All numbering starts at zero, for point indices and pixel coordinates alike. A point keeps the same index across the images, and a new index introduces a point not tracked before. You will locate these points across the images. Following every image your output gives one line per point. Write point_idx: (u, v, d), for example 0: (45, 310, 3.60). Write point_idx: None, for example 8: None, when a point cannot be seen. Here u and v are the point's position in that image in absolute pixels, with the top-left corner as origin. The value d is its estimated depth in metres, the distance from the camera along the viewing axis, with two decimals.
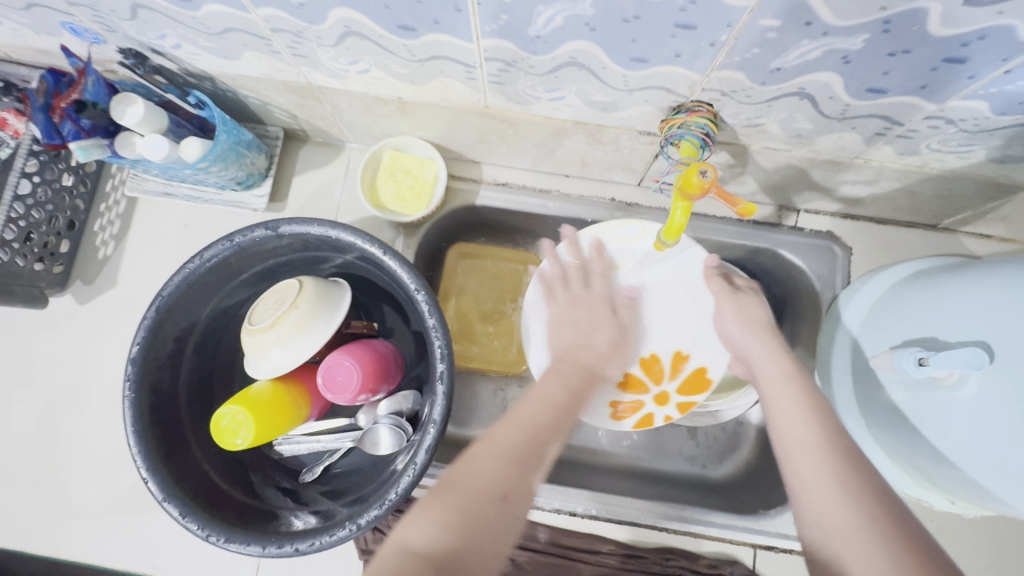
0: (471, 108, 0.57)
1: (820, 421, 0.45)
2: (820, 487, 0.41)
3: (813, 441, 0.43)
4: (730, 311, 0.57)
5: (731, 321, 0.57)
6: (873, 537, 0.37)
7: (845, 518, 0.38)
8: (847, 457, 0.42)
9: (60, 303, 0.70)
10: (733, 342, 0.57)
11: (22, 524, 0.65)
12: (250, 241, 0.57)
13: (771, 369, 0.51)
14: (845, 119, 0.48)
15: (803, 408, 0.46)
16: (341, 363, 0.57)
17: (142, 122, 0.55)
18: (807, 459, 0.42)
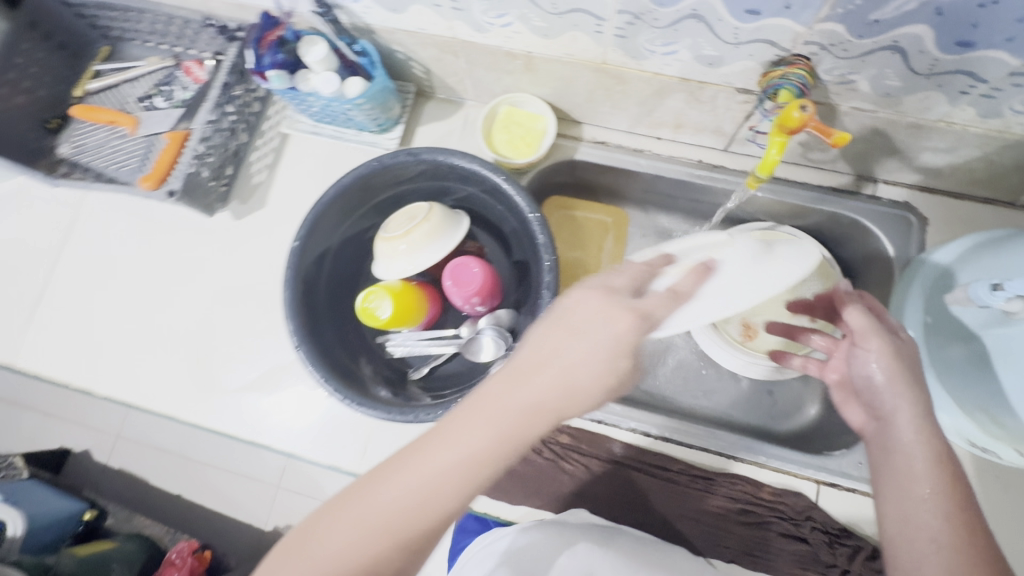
0: (589, 64, 0.67)
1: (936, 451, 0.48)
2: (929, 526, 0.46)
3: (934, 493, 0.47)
4: (881, 356, 0.51)
5: (880, 362, 0.51)
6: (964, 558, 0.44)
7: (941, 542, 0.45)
8: (957, 489, 0.47)
9: (221, 217, 0.84)
10: (871, 385, 0.53)
11: (175, 393, 0.78)
12: (393, 164, 0.68)
13: (913, 416, 0.50)
14: (932, 76, 0.54)
15: (923, 431, 0.49)
16: (467, 264, 0.71)
17: (320, 61, 0.68)
18: (916, 490, 0.47)
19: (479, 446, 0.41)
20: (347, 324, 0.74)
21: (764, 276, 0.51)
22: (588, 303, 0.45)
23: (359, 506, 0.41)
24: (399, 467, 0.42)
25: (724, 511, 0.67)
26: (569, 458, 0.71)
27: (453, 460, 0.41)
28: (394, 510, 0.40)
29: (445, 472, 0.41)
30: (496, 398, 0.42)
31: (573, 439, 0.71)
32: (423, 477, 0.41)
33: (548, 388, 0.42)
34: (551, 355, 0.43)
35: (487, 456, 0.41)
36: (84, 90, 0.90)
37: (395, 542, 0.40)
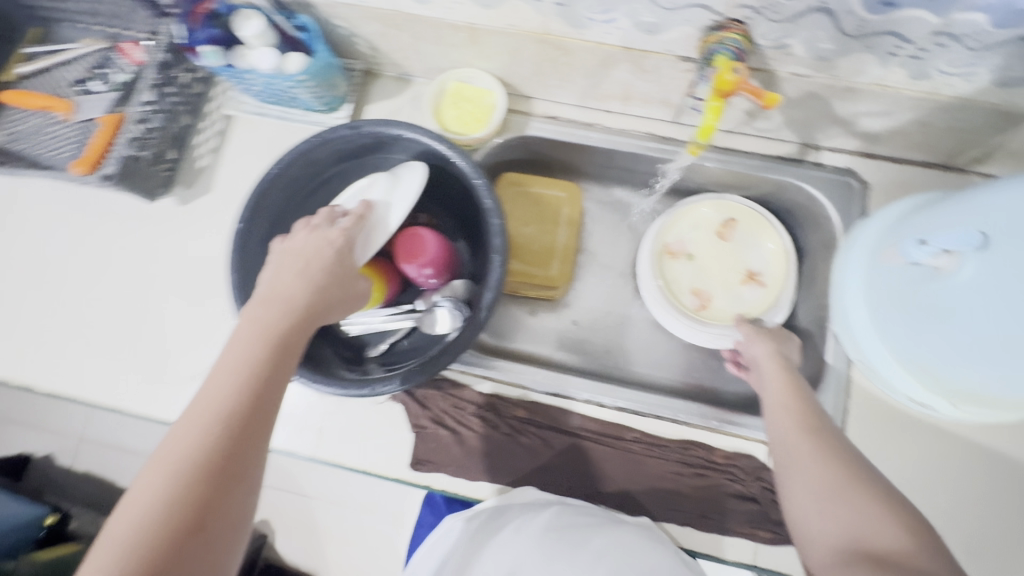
0: (532, 35, 0.66)
1: (791, 390, 0.61)
2: (793, 440, 0.56)
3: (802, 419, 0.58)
4: (757, 342, 0.69)
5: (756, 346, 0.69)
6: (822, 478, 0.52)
7: (808, 451, 0.54)
8: (809, 414, 0.58)
9: (165, 203, 0.81)
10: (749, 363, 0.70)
11: (122, 385, 0.76)
12: (334, 138, 0.67)
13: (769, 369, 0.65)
14: (862, 38, 0.55)
15: (782, 383, 0.62)
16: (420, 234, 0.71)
17: (256, 36, 0.65)
18: (785, 419, 0.58)
19: (239, 363, 0.49)
20: None
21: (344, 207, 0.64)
22: (290, 241, 0.59)
23: (176, 437, 0.45)
24: (198, 401, 0.47)
25: (679, 476, 0.69)
26: (526, 432, 0.71)
27: (246, 370, 0.48)
28: (207, 428, 0.45)
29: (234, 387, 0.47)
30: (246, 326, 0.52)
31: (530, 413, 0.72)
32: (229, 395, 0.47)
33: (257, 311, 0.53)
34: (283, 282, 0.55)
35: (249, 369, 0.48)
36: (13, 74, 0.85)
37: (207, 431, 0.45)
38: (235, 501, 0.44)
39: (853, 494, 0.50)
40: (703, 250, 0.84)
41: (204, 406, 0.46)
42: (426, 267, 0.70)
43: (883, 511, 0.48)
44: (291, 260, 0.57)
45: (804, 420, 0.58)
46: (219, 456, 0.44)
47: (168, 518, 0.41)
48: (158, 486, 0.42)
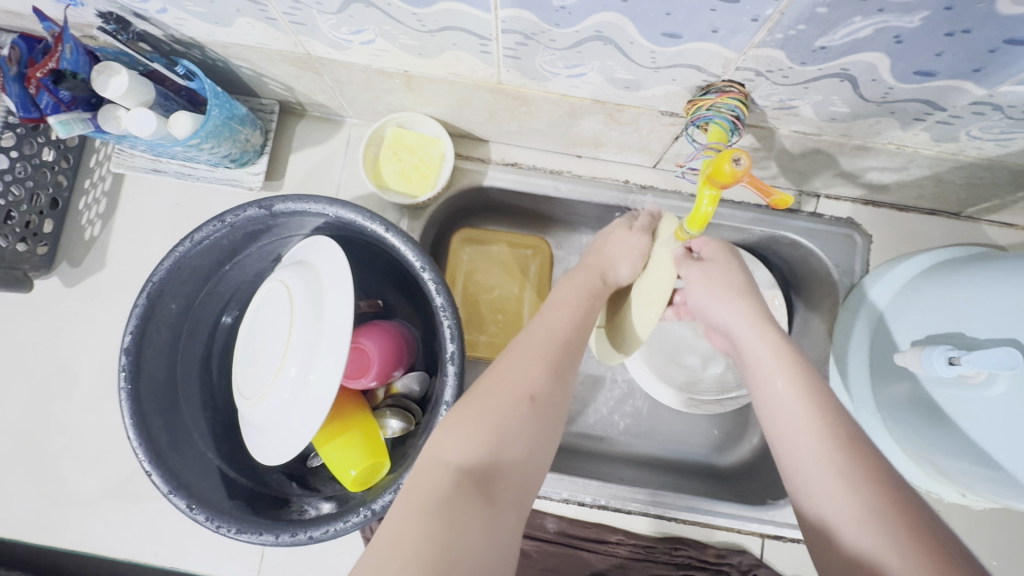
0: (483, 84, 0.54)
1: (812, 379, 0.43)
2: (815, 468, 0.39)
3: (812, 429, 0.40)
4: (699, 283, 0.53)
5: (700, 288, 0.53)
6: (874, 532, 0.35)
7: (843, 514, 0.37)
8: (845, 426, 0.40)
9: (47, 285, 0.67)
10: (708, 315, 0.53)
11: (17, 512, 0.64)
12: (242, 220, 0.54)
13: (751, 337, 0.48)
14: (884, 103, 0.45)
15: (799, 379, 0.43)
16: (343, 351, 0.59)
17: (126, 94, 0.51)
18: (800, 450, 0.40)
19: (575, 296, 0.51)
20: (225, 409, 0.62)
21: (272, 313, 0.55)
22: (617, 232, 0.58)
23: (536, 331, 0.47)
24: (544, 315, 0.49)
25: None
26: None
27: (582, 302, 0.51)
28: (508, 383, 0.42)
29: (537, 353, 0.44)
30: (570, 282, 0.53)
31: None
32: (569, 312, 0.49)
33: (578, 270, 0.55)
34: (601, 257, 0.56)
35: (584, 300, 0.51)
36: None
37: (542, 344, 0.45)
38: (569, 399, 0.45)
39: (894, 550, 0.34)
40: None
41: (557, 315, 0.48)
42: (374, 382, 0.58)
43: None
44: (616, 250, 0.56)
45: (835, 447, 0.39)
46: (550, 355, 0.45)
47: (555, 388, 0.43)
48: (512, 376, 0.42)
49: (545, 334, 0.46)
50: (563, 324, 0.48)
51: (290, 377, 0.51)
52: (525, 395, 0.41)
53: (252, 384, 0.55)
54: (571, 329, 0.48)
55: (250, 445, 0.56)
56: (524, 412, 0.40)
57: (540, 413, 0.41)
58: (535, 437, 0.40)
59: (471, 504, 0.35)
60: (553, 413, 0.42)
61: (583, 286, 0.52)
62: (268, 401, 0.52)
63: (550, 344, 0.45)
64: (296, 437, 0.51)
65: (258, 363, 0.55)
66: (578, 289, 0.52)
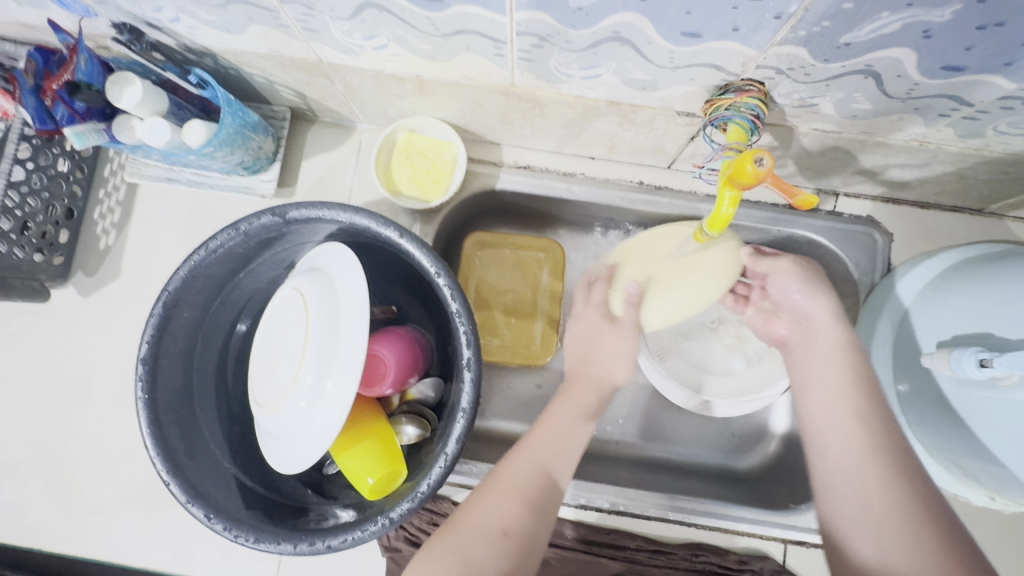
0: (496, 87, 0.53)
1: (866, 393, 0.46)
2: (845, 460, 0.44)
3: (848, 380, 0.47)
4: (795, 282, 0.53)
5: (790, 284, 0.53)
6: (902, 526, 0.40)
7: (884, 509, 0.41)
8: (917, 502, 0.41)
9: (63, 295, 0.67)
10: (791, 306, 0.54)
11: (38, 522, 0.64)
12: (257, 228, 0.54)
13: (820, 342, 0.50)
14: (909, 99, 0.44)
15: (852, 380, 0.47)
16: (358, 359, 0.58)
17: (140, 104, 0.51)
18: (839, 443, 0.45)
19: (568, 408, 0.51)
20: (241, 417, 0.61)
21: (285, 320, 0.55)
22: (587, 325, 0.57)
23: (526, 451, 0.48)
24: (537, 428, 0.50)
25: None
26: None
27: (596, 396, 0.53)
28: (484, 517, 0.44)
29: (518, 484, 0.46)
30: (574, 389, 0.53)
31: None
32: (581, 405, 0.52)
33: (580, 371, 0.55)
34: (590, 363, 0.55)
35: (580, 417, 0.51)
36: None
37: (526, 477, 0.46)
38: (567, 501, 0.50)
39: (902, 524, 0.40)
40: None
41: (562, 427, 0.49)
42: (390, 390, 0.58)
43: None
44: (604, 351, 0.55)
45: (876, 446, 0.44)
46: (533, 486, 0.46)
47: (531, 525, 0.44)
48: (489, 512, 0.44)
49: (535, 465, 0.47)
50: (557, 456, 0.48)
51: (306, 385, 0.51)
52: (498, 528, 0.43)
53: (267, 392, 0.54)
54: (557, 461, 0.48)
55: (267, 452, 0.56)
56: (507, 548, 0.43)
57: (514, 546, 0.43)
58: (507, 571, 0.42)
59: None
60: (529, 548, 0.43)
61: (579, 395, 0.53)
62: (285, 410, 0.52)
63: (534, 480, 0.46)
64: (313, 444, 0.51)
65: (274, 370, 0.54)
66: (579, 408, 0.52)
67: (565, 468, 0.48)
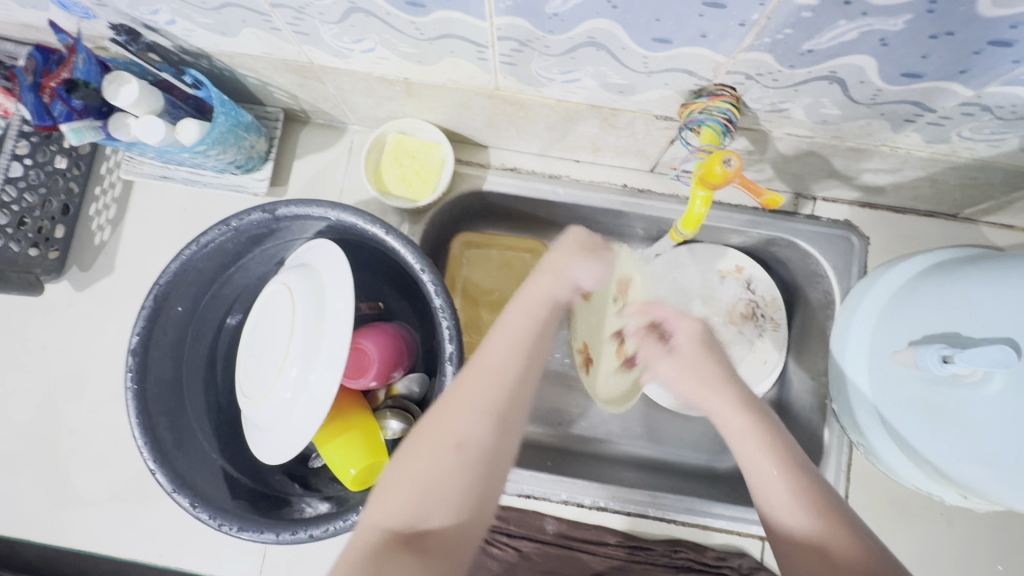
0: (481, 90, 0.55)
1: (760, 422, 0.45)
2: (756, 458, 0.44)
3: (743, 405, 0.46)
4: (672, 370, 0.52)
5: (684, 373, 0.51)
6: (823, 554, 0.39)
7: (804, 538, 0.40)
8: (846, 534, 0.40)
9: (58, 290, 0.68)
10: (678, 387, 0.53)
11: (27, 512, 0.65)
12: (247, 224, 0.55)
13: (712, 363, 0.50)
14: (874, 105, 0.46)
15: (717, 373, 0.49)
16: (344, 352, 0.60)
17: (136, 103, 0.53)
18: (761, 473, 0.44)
19: (527, 305, 0.47)
20: (229, 411, 0.62)
21: (272, 314, 0.56)
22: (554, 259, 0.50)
23: (481, 358, 0.44)
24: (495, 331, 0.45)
25: None
26: (496, 542, 0.64)
27: (509, 365, 0.43)
28: (441, 427, 0.41)
29: (472, 393, 0.42)
30: (526, 291, 0.48)
31: (499, 521, 0.64)
32: (501, 370, 0.43)
33: (514, 311, 0.46)
34: (550, 278, 0.49)
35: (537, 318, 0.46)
36: None
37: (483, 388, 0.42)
38: (504, 480, 0.41)
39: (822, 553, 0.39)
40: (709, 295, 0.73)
41: (450, 413, 0.41)
42: (373, 383, 0.59)
43: None
44: (563, 263, 0.50)
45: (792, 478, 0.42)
46: (497, 398, 0.42)
47: (490, 429, 0.41)
48: (448, 423, 0.41)
49: (492, 368, 0.43)
50: (511, 357, 0.44)
51: (291, 377, 0.52)
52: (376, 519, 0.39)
53: (254, 384, 0.56)
54: (514, 364, 0.43)
55: (252, 445, 0.57)
56: (383, 539, 0.38)
57: (476, 455, 0.40)
58: (469, 483, 0.39)
59: (398, 558, 0.36)
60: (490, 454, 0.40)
61: (531, 311, 0.47)
62: (270, 401, 0.53)
63: (492, 387, 0.42)
64: (297, 434, 0.52)
65: (261, 363, 0.55)
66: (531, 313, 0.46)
67: (529, 371, 0.44)
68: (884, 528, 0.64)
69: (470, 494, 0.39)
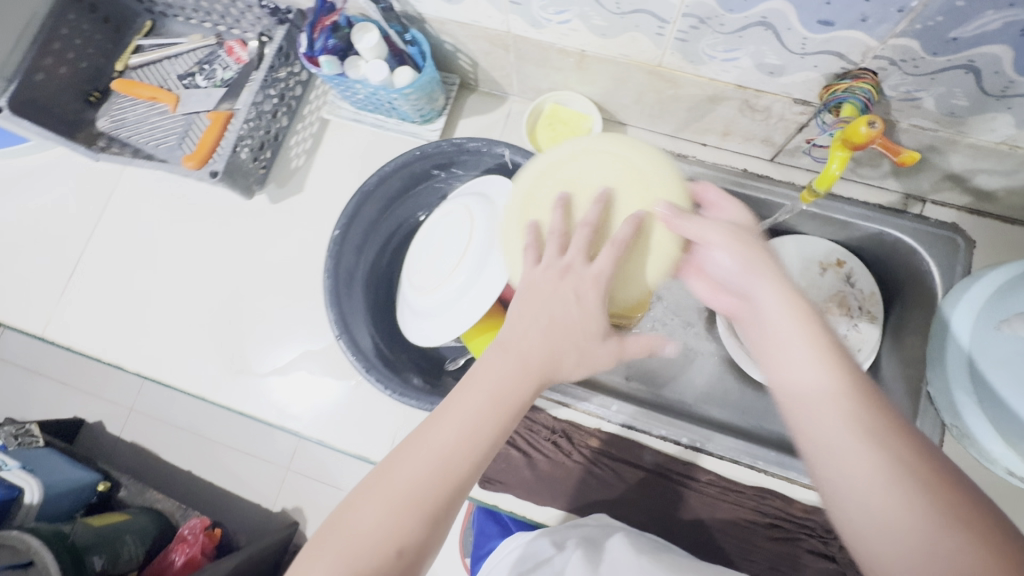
0: (644, 65, 0.66)
1: (855, 404, 0.43)
2: (858, 445, 0.41)
3: (828, 379, 0.45)
4: (723, 248, 0.51)
5: (723, 252, 0.51)
6: (950, 543, 0.36)
7: (885, 509, 0.39)
8: (959, 521, 0.37)
9: (258, 200, 0.83)
10: (732, 279, 0.53)
11: (205, 375, 0.78)
12: (437, 153, 0.68)
13: (780, 312, 0.49)
14: (1003, 98, 0.53)
15: (848, 403, 0.43)
16: None
17: (371, 48, 0.67)
18: (819, 429, 0.43)
19: (488, 379, 0.49)
20: (385, 312, 0.74)
21: (448, 228, 0.68)
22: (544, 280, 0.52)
23: (458, 432, 0.47)
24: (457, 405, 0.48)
25: (753, 526, 0.67)
26: (599, 463, 0.71)
27: (466, 450, 0.46)
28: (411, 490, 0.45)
29: (438, 468, 0.46)
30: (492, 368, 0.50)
31: (603, 444, 0.71)
32: (467, 442, 0.47)
33: (488, 372, 0.49)
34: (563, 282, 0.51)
35: (487, 409, 0.48)
36: (124, 64, 0.89)
37: (451, 466, 0.46)
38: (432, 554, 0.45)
39: (940, 535, 0.37)
40: (810, 282, 0.80)
41: (408, 480, 0.45)
42: None
43: None
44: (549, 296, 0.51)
45: (864, 442, 0.41)
46: (446, 491, 0.45)
47: (434, 512, 0.45)
48: (412, 486, 0.45)
49: (462, 444, 0.46)
50: (445, 445, 0.46)
51: (459, 281, 0.63)
52: (390, 547, 0.43)
53: (423, 279, 0.68)
54: (439, 451, 0.46)
55: (407, 329, 0.68)
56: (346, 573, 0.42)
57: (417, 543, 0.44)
58: (412, 553, 0.44)
59: None
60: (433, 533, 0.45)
61: (485, 394, 0.48)
62: (437, 296, 0.65)
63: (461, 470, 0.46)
64: (448, 328, 0.62)
65: (433, 264, 0.68)
66: (483, 398, 0.48)
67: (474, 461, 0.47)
68: None
69: (431, 540, 0.45)
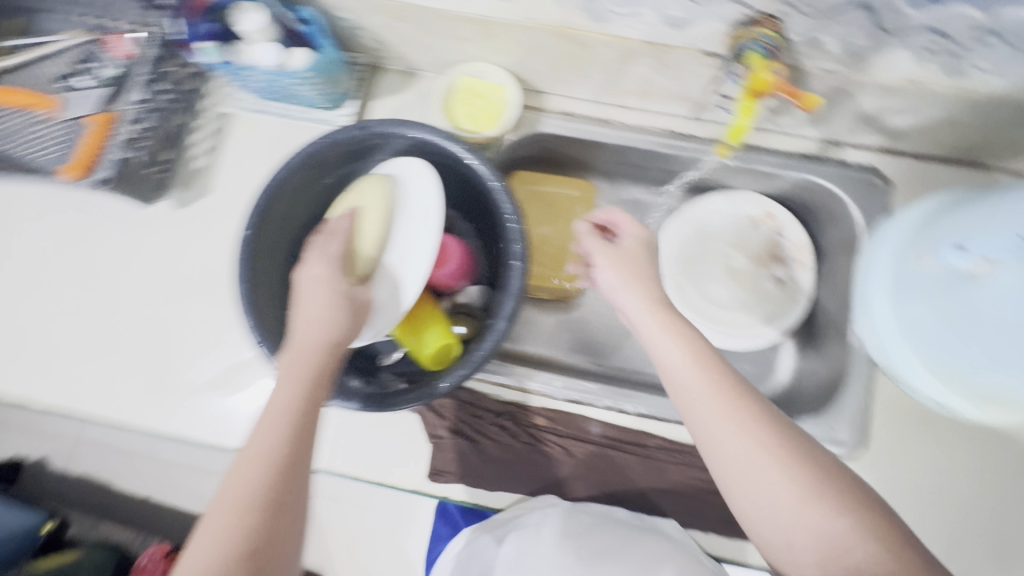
0: (550, 28, 0.63)
1: (736, 400, 0.49)
2: (745, 442, 0.47)
3: (704, 377, 0.50)
4: (611, 270, 0.61)
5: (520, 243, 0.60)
6: (821, 506, 0.44)
7: (784, 490, 0.45)
8: (826, 476, 0.46)
9: (162, 207, 0.77)
10: (609, 288, 0.62)
11: (124, 400, 0.73)
12: (344, 139, 0.64)
13: (648, 323, 0.56)
14: (899, 34, 0.53)
15: (730, 396, 0.49)
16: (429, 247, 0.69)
17: (258, 29, 0.62)
18: (720, 433, 0.48)
19: (293, 366, 0.49)
20: None
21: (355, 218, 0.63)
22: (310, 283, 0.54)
23: (269, 418, 0.46)
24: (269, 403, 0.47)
25: (702, 483, 0.68)
26: (547, 441, 0.70)
27: (286, 427, 0.46)
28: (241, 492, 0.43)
29: (263, 452, 0.44)
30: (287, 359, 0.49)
31: (548, 421, 0.70)
32: (281, 425, 0.46)
33: (287, 364, 0.49)
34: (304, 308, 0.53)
35: (296, 393, 0.47)
36: None
37: (276, 446, 0.45)
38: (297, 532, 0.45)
39: (816, 500, 0.45)
40: (742, 237, 0.81)
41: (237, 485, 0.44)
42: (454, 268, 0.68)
43: (866, 533, 0.43)
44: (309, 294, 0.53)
45: (754, 435, 0.48)
46: (282, 466, 0.44)
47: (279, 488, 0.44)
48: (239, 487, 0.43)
49: (279, 424, 0.46)
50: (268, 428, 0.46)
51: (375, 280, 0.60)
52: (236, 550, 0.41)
53: None
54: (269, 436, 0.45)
55: None
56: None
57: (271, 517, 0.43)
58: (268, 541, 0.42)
59: None
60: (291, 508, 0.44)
61: (287, 375, 0.48)
62: None
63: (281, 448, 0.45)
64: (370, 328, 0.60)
65: None
66: (290, 383, 0.48)
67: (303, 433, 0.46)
68: (906, 443, 0.69)
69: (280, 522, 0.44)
